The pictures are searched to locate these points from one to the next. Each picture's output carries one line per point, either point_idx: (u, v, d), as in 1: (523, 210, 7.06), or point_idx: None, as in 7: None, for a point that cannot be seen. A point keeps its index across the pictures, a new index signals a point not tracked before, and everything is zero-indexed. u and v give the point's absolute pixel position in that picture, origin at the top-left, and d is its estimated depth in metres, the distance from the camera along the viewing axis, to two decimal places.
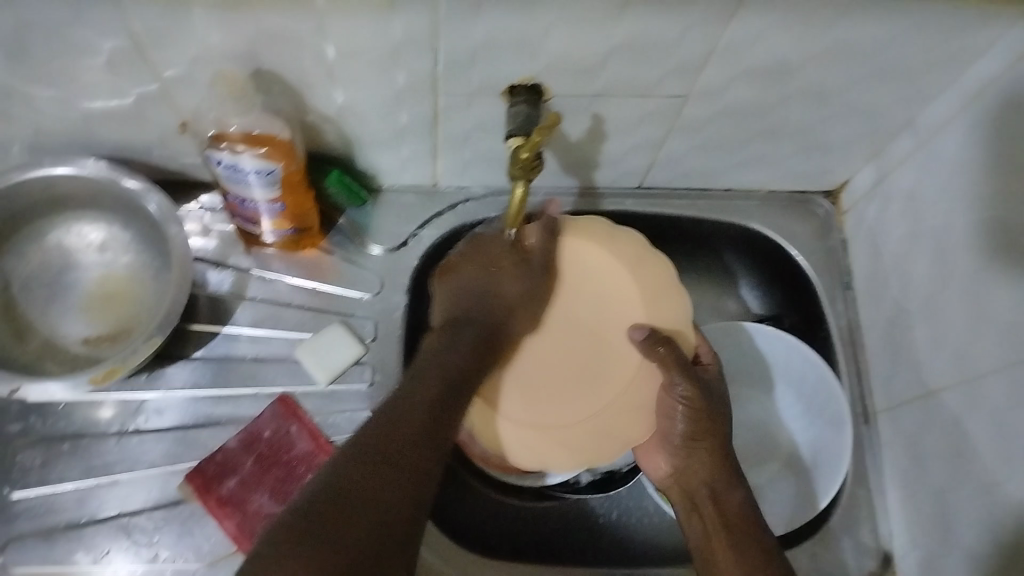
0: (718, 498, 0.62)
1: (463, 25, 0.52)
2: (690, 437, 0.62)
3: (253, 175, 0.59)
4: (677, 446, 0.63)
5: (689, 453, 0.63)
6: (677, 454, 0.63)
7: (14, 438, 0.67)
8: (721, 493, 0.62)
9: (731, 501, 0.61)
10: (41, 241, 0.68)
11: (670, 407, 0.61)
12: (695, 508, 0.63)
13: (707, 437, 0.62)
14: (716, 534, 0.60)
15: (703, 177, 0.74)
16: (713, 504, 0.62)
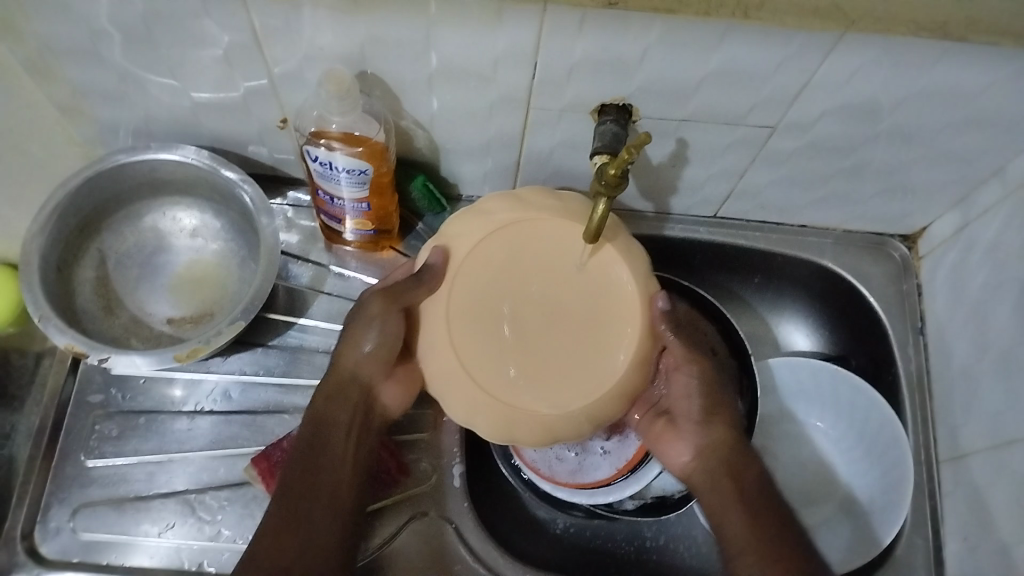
0: (739, 473, 0.62)
1: (564, 42, 0.54)
2: (706, 412, 0.65)
3: (345, 173, 0.62)
4: (695, 424, 0.64)
5: (709, 426, 0.64)
6: (694, 432, 0.64)
7: (95, 408, 0.70)
8: (740, 466, 0.62)
9: (751, 471, 0.62)
10: (138, 223, 0.72)
11: (684, 384, 0.65)
12: (719, 490, 0.62)
13: (721, 412, 0.65)
14: (733, 503, 0.60)
15: (780, 211, 0.75)
16: (733, 477, 0.62)
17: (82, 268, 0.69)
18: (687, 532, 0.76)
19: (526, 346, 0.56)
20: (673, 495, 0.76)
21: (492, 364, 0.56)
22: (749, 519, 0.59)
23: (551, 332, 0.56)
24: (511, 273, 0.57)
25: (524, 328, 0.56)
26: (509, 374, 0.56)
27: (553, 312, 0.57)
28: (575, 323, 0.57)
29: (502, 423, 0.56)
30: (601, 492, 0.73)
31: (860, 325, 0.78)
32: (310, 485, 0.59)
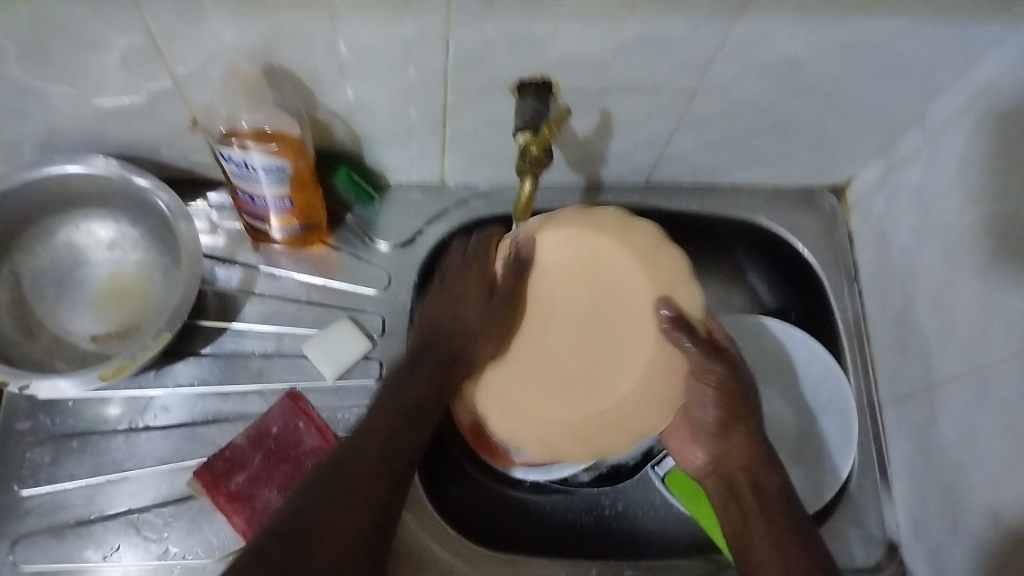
0: (755, 482, 0.63)
1: (474, 21, 0.52)
2: (722, 424, 0.64)
3: (262, 171, 0.59)
4: (713, 434, 0.65)
5: (727, 437, 0.64)
6: (716, 441, 0.65)
7: (25, 435, 0.67)
8: (760, 478, 0.63)
9: (768, 485, 0.62)
10: (51, 241, 0.68)
11: (700, 395, 0.64)
12: (737, 498, 0.63)
13: (742, 420, 0.64)
14: (756, 520, 0.61)
15: (710, 173, 0.75)
16: (751, 490, 0.63)
17: None
18: (644, 498, 0.77)
19: (551, 372, 0.64)
20: (628, 463, 0.77)
21: (529, 395, 0.63)
22: (761, 521, 0.60)
23: (591, 357, 0.63)
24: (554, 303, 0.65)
25: (577, 349, 0.63)
26: (545, 403, 0.63)
27: (579, 340, 0.64)
28: (601, 349, 0.63)
29: (548, 438, 0.63)
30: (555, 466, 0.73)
31: (796, 279, 0.79)
32: (367, 437, 0.56)
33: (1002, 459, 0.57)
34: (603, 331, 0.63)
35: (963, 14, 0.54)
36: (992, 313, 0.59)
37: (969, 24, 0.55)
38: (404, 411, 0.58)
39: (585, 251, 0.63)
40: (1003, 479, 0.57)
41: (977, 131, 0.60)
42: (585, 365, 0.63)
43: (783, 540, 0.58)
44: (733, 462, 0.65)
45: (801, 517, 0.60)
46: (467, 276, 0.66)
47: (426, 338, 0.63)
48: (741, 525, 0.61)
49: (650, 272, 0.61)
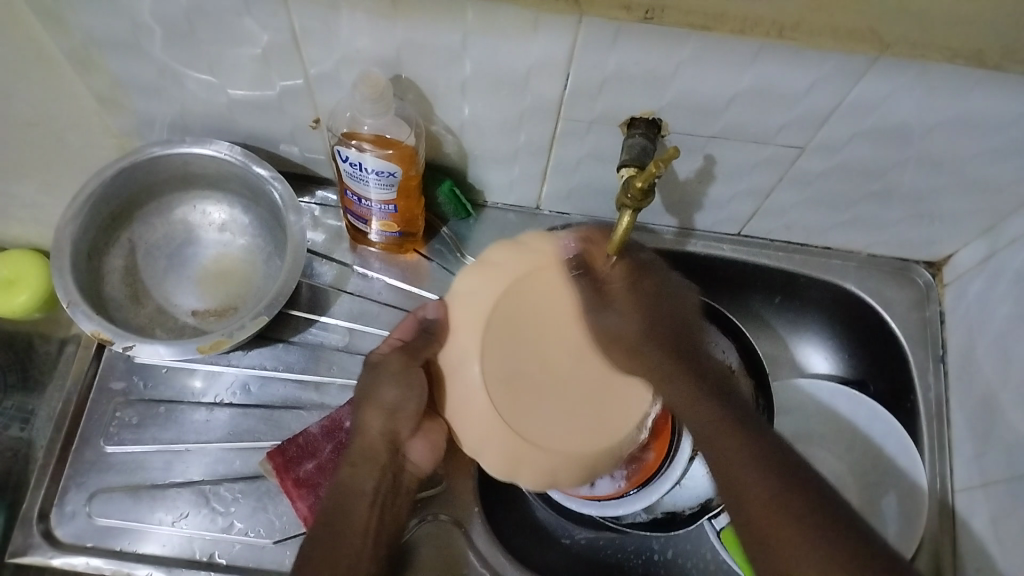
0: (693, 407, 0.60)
1: (598, 55, 0.54)
2: (665, 369, 0.62)
3: (373, 175, 0.63)
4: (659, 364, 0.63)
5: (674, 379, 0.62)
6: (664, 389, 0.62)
7: (116, 395, 0.71)
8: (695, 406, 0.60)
9: (722, 412, 0.58)
10: (169, 215, 0.73)
11: (650, 359, 0.63)
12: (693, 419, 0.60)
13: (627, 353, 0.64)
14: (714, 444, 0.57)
15: (805, 232, 0.75)
16: (711, 420, 0.58)
17: (111, 257, 0.70)
18: (695, 548, 0.76)
19: (552, 404, 0.64)
20: (684, 511, 0.76)
21: (516, 421, 0.62)
22: (729, 432, 0.56)
23: (570, 385, 0.64)
24: (518, 336, 0.62)
25: (554, 366, 0.64)
26: (536, 422, 0.63)
27: (557, 365, 0.64)
28: (566, 374, 0.64)
29: (541, 468, 0.63)
30: (612, 505, 0.74)
31: (879, 350, 0.78)
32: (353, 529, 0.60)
33: None
34: (574, 356, 0.64)
35: None
36: None
37: None
38: (377, 501, 0.62)
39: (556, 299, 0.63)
40: None
41: None
42: (561, 395, 0.64)
43: (751, 454, 0.54)
44: (693, 409, 0.60)
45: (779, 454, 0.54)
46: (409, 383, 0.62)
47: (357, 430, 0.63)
48: (711, 446, 0.56)
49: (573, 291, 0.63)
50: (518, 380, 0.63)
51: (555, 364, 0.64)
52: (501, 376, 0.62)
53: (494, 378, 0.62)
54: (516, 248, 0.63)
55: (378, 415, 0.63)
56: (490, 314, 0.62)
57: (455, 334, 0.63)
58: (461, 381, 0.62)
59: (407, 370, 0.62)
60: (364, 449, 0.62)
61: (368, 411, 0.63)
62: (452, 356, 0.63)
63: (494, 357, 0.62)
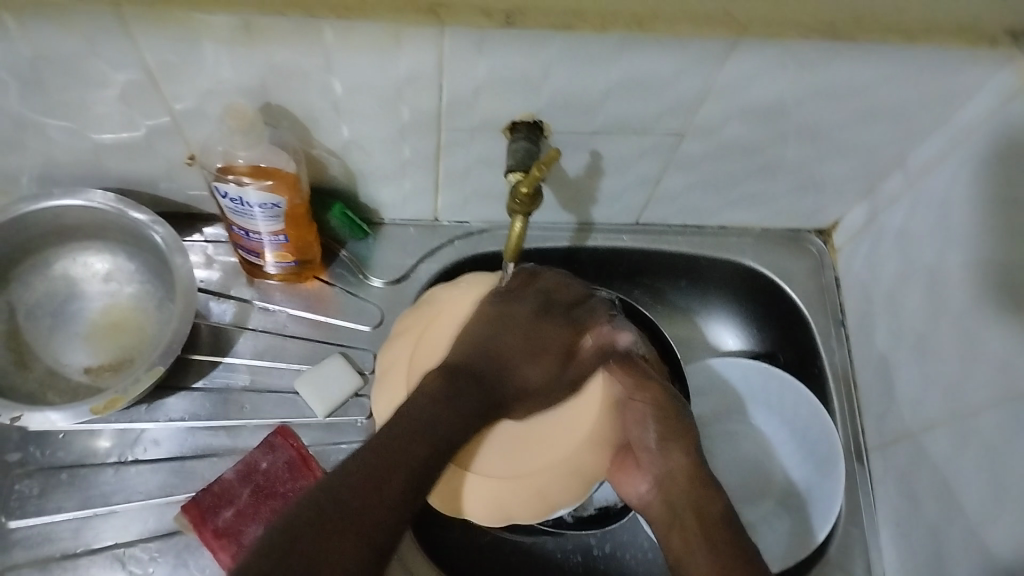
0: (696, 509, 0.61)
1: (466, 63, 0.54)
2: (661, 440, 0.63)
3: (258, 207, 0.61)
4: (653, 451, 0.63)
5: (667, 455, 0.63)
6: (653, 463, 0.63)
7: (13, 467, 0.67)
8: (700, 503, 0.61)
9: (711, 512, 0.60)
10: (48, 272, 0.70)
11: (638, 415, 0.64)
12: (674, 521, 0.61)
13: (677, 438, 0.64)
14: (694, 544, 0.59)
15: (699, 214, 0.76)
16: (694, 514, 0.60)
17: None
18: (632, 539, 0.76)
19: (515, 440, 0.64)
20: (616, 504, 0.77)
21: (478, 452, 0.64)
22: (705, 540, 0.59)
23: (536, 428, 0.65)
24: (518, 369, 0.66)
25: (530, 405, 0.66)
26: (497, 447, 0.64)
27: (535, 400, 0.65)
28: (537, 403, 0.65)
29: (496, 498, 0.63)
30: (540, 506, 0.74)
31: (784, 321, 0.80)
32: (390, 469, 0.54)
33: (988, 503, 0.57)
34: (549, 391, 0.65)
35: (941, 62, 0.55)
36: (974, 356, 0.59)
37: (948, 72, 0.56)
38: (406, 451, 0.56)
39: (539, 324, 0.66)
40: (989, 522, 0.57)
41: (959, 174, 0.61)
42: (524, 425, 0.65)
43: (717, 548, 0.58)
44: (680, 495, 0.62)
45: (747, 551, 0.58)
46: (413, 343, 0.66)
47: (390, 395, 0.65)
48: (688, 531, 0.60)
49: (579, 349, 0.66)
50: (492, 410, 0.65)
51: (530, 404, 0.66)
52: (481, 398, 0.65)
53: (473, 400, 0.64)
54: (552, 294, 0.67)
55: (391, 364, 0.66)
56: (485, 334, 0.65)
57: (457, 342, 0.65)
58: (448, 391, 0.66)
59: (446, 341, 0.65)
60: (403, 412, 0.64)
61: (449, 321, 0.66)
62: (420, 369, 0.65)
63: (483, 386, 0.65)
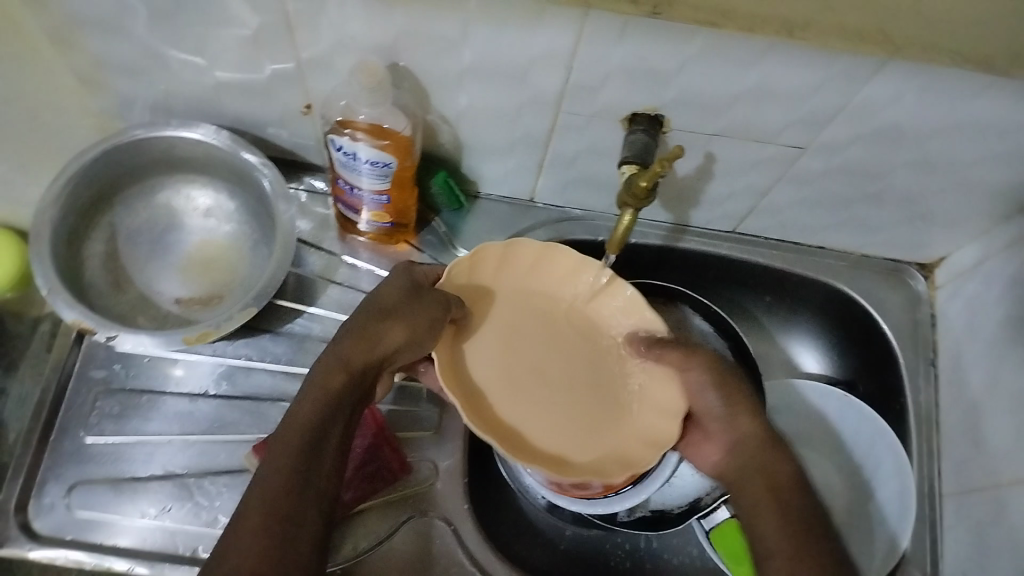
0: (766, 474, 0.59)
1: (601, 50, 0.53)
2: (727, 404, 0.61)
3: (368, 164, 0.61)
4: (721, 416, 0.61)
5: (734, 421, 0.61)
6: (724, 429, 0.61)
7: (97, 384, 0.69)
8: (771, 464, 0.59)
9: (780, 472, 0.59)
10: (152, 199, 0.72)
11: (696, 387, 0.62)
12: (745, 493, 0.59)
13: (738, 397, 0.61)
14: (772, 516, 0.56)
15: (799, 231, 0.74)
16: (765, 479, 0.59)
17: (92, 242, 0.68)
18: (682, 548, 0.76)
19: (565, 382, 0.64)
20: (673, 510, 0.75)
21: (532, 383, 0.64)
22: (799, 538, 0.55)
23: (551, 372, 0.65)
24: (525, 310, 0.66)
25: (570, 355, 0.65)
26: (532, 375, 0.64)
27: (554, 357, 0.65)
28: (559, 374, 0.65)
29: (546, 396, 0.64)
30: (601, 503, 0.72)
31: (868, 353, 0.78)
32: (302, 464, 0.51)
33: None
34: (562, 357, 0.65)
35: None
36: None
37: None
38: (338, 408, 0.55)
39: (528, 267, 0.65)
40: None
41: None
42: (586, 336, 0.66)
43: (761, 467, 0.59)
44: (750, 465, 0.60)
45: (832, 542, 0.55)
46: (478, 286, 0.65)
47: (344, 343, 0.57)
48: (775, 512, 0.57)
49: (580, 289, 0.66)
50: (538, 340, 0.65)
51: (572, 355, 0.65)
52: (590, 313, 0.66)
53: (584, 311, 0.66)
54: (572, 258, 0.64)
55: (400, 340, 0.58)
56: (517, 289, 0.66)
57: (506, 290, 0.66)
58: (494, 340, 0.65)
59: (398, 318, 0.58)
60: (352, 368, 0.56)
61: (384, 320, 0.57)
62: (520, 329, 0.65)
63: (555, 276, 0.66)
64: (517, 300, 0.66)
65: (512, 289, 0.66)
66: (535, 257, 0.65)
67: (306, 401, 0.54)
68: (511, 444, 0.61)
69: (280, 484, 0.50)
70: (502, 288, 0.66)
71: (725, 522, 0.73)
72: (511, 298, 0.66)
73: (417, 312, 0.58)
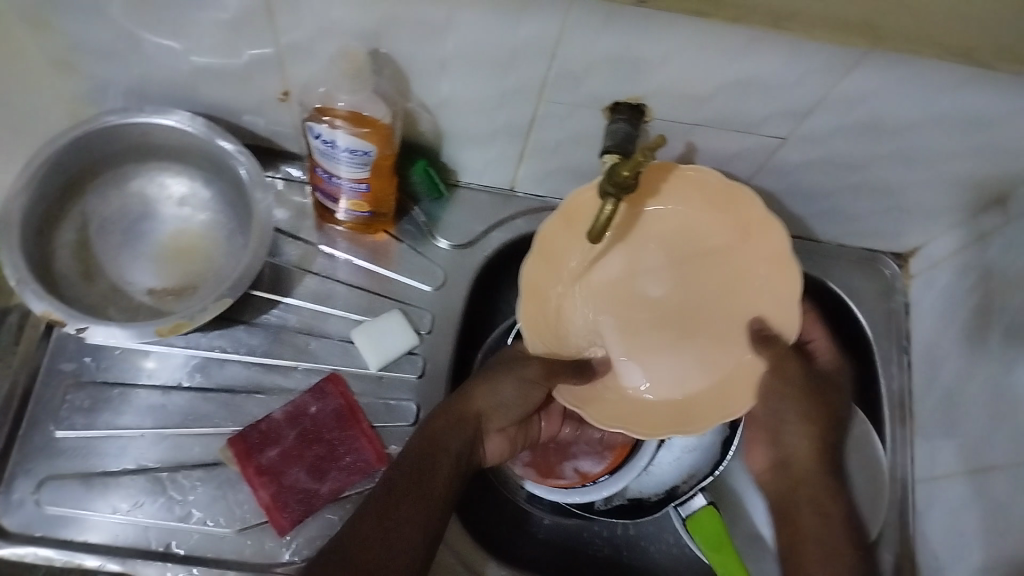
0: (819, 511, 0.62)
1: (587, 38, 0.52)
2: (805, 419, 0.63)
3: (347, 153, 0.60)
4: (784, 441, 0.64)
5: (807, 445, 0.63)
6: (788, 443, 0.64)
7: (67, 376, 0.68)
8: (823, 500, 0.62)
9: (829, 508, 0.62)
10: (123, 186, 0.70)
11: (774, 422, 0.63)
12: (790, 521, 0.62)
13: (822, 409, 0.64)
14: (812, 546, 0.59)
15: (777, 221, 0.75)
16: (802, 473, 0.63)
17: (61, 231, 0.67)
18: (659, 537, 0.76)
19: (685, 330, 0.64)
20: (649, 498, 0.75)
21: (642, 327, 0.64)
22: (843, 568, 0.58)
23: (680, 315, 0.64)
24: (679, 251, 0.64)
25: (705, 295, 0.64)
26: (637, 318, 0.65)
27: (686, 296, 0.64)
28: (694, 329, 0.64)
29: (650, 348, 0.64)
30: (578, 493, 0.73)
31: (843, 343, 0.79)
32: (405, 502, 0.56)
33: None
34: (701, 301, 0.64)
35: None
36: None
37: None
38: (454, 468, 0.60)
39: (692, 200, 0.63)
40: None
41: None
42: (724, 278, 0.64)
43: (830, 488, 0.63)
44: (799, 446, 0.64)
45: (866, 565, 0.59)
46: (614, 232, 0.64)
47: (443, 413, 0.62)
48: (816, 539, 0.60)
49: (734, 218, 0.62)
50: (673, 289, 0.65)
51: (707, 297, 0.64)
52: (726, 255, 0.64)
53: (721, 253, 0.64)
54: (707, 208, 0.63)
55: (485, 402, 0.63)
56: (673, 249, 0.64)
57: (637, 228, 0.64)
58: (621, 278, 0.65)
59: (505, 370, 0.64)
60: (447, 417, 0.61)
61: (477, 385, 0.63)
62: (642, 251, 0.65)
63: (677, 203, 0.64)
64: (665, 239, 0.65)
65: (654, 236, 0.65)
66: (697, 180, 0.62)
67: (407, 451, 0.59)
68: (611, 395, 0.63)
69: (373, 529, 0.54)
70: (654, 240, 0.65)
71: (702, 511, 0.72)
72: (648, 238, 0.65)
73: (518, 367, 0.64)
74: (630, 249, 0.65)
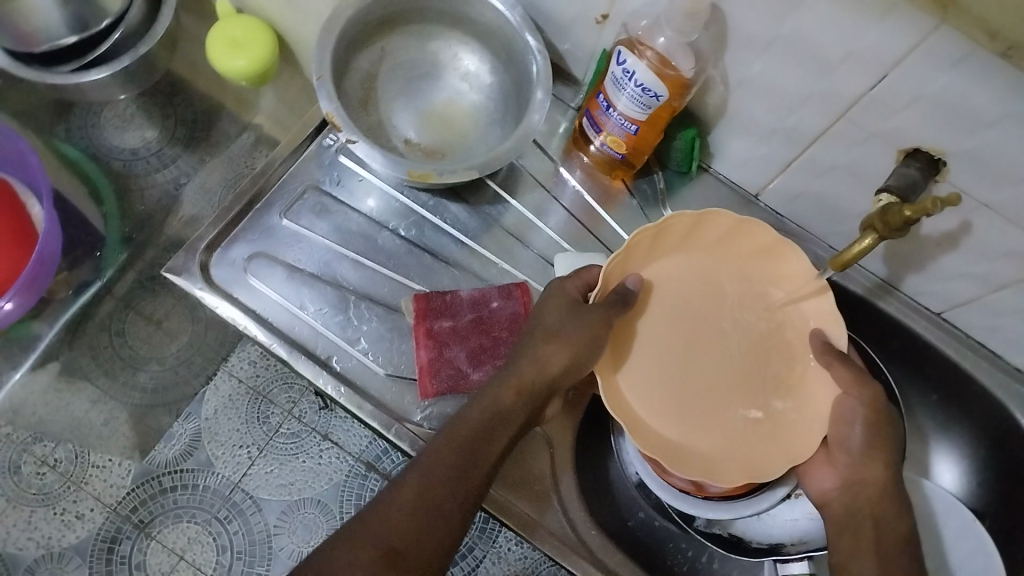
0: (878, 522, 0.58)
1: (925, 72, 0.51)
2: (868, 446, 0.58)
3: (639, 88, 0.61)
4: (857, 455, 0.59)
5: (870, 467, 0.58)
6: (851, 465, 0.59)
7: (309, 180, 0.74)
8: (887, 522, 0.58)
9: (897, 530, 0.58)
10: (424, 44, 0.75)
11: (849, 414, 0.58)
12: (856, 535, 0.58)
13: (885, 447, 0.59)
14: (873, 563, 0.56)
15: (1008, 343, 0.70)
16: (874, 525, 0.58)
17: (361, 58, 0.72)
18: None
19: (719, 371, 0.62)
20: (751, 542, 0.73)
21: (686, 361, 0.61)
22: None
23: (731, 366, 0.62)
24: (704, 276, 0.63)
25: (731, 338, 0.62)
26: (702, 364, 0.62)
27: (721, 340, 0.62)
28: (733, 370, 0.62)
29: (692, 391, 0.61)
30: (686, 501, 0.68)
31: (1016, 494, 0.73)
32: (439, 485, 0.56)
33: None
34: (723, 344, 0.62)
35: None
36: None
37: None
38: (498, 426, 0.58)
39: (724, 232, 0.62)
40: None
41: None
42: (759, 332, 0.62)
43: (896, 510, 0.58)
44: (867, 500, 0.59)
45: None
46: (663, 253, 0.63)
47: (504, 376, 0.59)
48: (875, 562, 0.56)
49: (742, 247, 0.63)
50: (725, 328, 0.62)
51: (733, 339, 0.62)
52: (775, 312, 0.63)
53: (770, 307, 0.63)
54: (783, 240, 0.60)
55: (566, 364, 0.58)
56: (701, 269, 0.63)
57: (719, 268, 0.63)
58: (666, 292, 0.62)
59: (565, 338, 0.58)
60: (520, 390, 0.59)
61: (545, 343, 0.58)
62: (708, 290, 0.63)
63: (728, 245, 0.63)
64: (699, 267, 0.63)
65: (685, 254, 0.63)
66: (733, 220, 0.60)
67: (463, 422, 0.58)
68: (679, 443, 0.60)
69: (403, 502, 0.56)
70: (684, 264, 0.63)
71: None
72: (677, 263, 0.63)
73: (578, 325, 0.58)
74: (707, 283, 0.63)
